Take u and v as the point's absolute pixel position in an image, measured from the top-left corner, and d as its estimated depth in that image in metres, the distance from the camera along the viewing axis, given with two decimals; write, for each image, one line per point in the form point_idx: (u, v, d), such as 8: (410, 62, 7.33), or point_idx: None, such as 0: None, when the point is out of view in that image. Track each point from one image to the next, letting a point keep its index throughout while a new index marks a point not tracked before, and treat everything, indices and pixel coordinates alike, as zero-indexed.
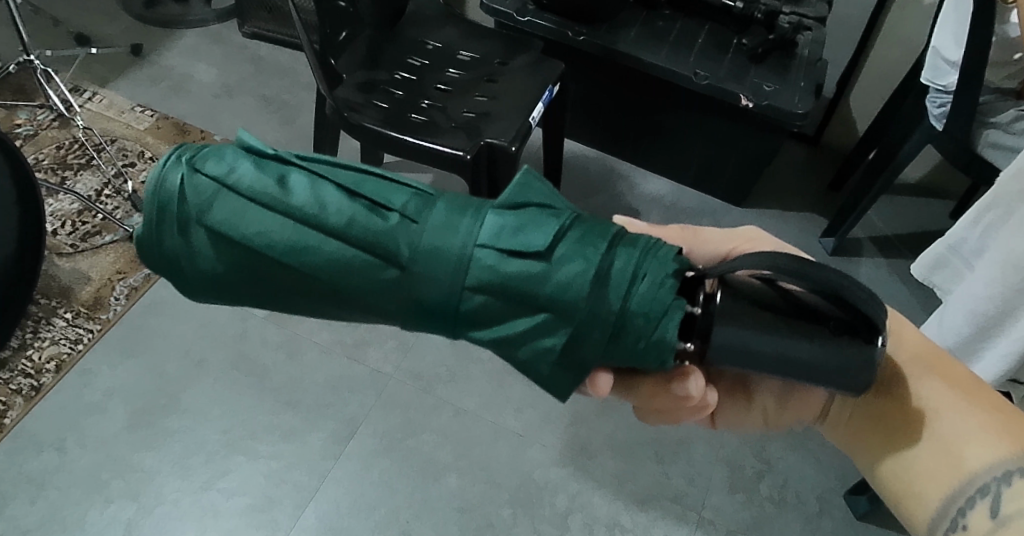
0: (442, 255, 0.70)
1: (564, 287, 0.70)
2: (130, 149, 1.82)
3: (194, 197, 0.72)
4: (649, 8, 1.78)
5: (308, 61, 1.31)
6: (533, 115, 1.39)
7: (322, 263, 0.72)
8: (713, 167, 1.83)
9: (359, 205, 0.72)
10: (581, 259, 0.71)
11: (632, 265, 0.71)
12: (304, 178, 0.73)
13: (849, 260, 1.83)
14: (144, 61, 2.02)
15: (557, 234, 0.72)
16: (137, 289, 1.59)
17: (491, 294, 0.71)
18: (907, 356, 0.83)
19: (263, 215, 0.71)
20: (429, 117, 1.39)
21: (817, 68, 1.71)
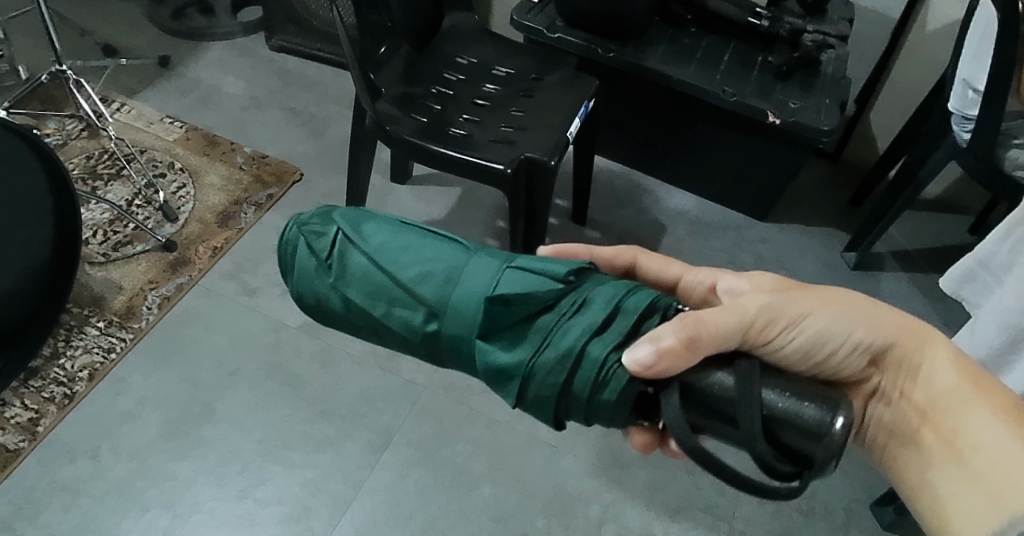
0: (457, 351, 0.66)
1: (546, 396, 0.65)
2: (160, 159, 1.83)
3: (293, 267, 0.72)
4: (675, 26, 1.85)
5: (351, 74, 1.34)
6: (570, 130, 1.42)
7: (375, 340, 0.70)
8: (738, 184, 1.85)
9: (399, 291, 0.67)
10: (565, 368, 0.64)
11: (602, 373, 0.64)
12: (359, 257, 0.69)
13: (871, 276, 1.85)
14: (171, 73, 2.05)
15: (557, 337, 0.65)
16: (169, 299, 1.59)
17: (496, 388, 0.67)
18: (948, 383, 0.82)
19: (330, 290, 0.70)
20: (468, 131, 1.41)
21: (840, 87, 1.75)
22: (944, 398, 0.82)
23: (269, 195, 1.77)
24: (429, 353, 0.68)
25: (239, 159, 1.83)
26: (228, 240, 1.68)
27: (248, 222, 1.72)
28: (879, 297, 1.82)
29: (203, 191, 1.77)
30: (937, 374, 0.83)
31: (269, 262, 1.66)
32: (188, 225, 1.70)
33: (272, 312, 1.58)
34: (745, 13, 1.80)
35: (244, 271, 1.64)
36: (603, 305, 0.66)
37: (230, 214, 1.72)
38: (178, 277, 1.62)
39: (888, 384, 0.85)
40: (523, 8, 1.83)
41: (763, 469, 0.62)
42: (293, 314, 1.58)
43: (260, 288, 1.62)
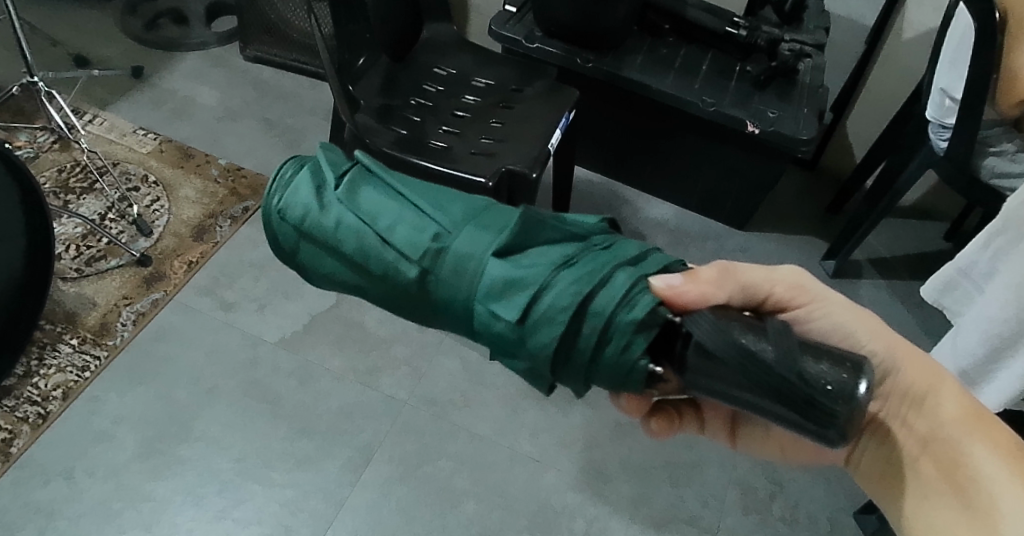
0: (464, 264, 0.68)
1: (560, 306, 0.66)
2: (133, 172, 1.80)
3: (286, 190, 0.72)
4: (653, 36, 1.86)
5: (329, 86, 1.32)
6: (550, 142, 1.41)
7: (366, 259, 0.70)
8: (717, 193, 1.86)
9: (411, 213, 0.70)
10: (586, 283, 0.66)
11: (623, 292, 0.67)
12: (375, 185, 0.73)
13: (850, 283, 1.86)
14: (145, 84, 2.01)
15: (572, 259, 0.68)
16: (144, 315, 1.56)
17: (499, 301, 0.67)
18: (950, 418, 0.84)
19: (331, 209, 0.71)
20: (448, 144, 1.40)
21: (817, 97, 1.76)
22: (949, 431, 0.84)
23: (245, 208, 1.74)
24: (430, 270, 0.68)
25: (214, 171, 1.80)
26: (204, 255, 1.65)
27: (224, 235, 1.69)
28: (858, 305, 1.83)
29: (178, 205, 1.74)
30: (942, 405, 0.85)
31: (246, 276, 1.63)
32: (163, 239, 1.67)
33: (249, 328, 1.56)
34: (723, 23, 1.81)
35: (221, 286, 1.61)
36: (622, 247, 0.70)
37: (205, 228, 1.69)
38: (153, 292, 1.59)
39: (889, 412, 0.88)
40: (501, 18, 1.82)
41: (793, 406, 0.63)
42: (270, 330, 1.55)
43: (236, 303, 1.59)
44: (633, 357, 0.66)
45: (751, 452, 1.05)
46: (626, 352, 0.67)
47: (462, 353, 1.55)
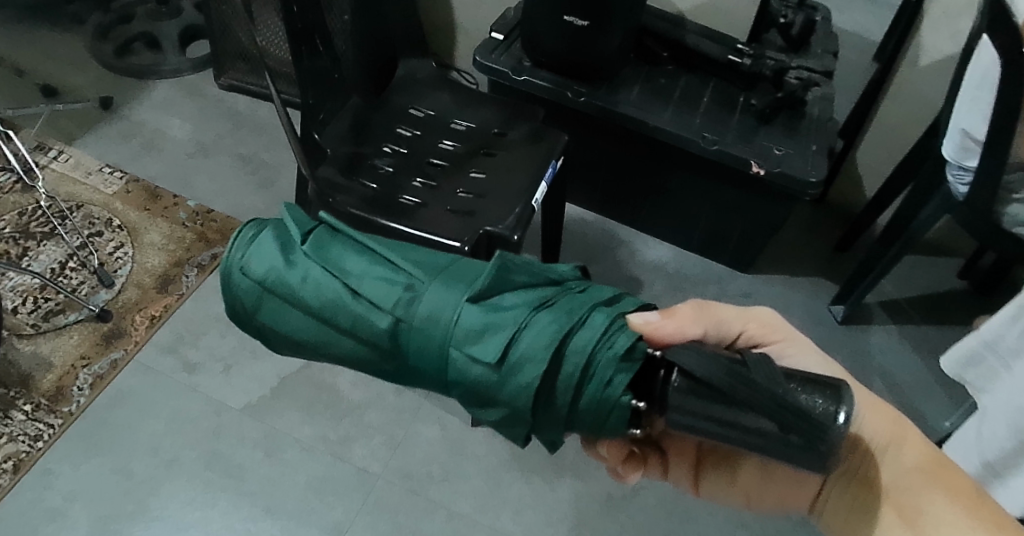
0: (436, 314, 0.70)
1: (538, 347, 0.70)
2: (97, 215, 1.68)
3: (251, 251, 0.74)
4: (651, 64, 1.72)
5: (286, 140, 1.18)
6: (537, 196, 1.26)
7: (340, 312, 0.72)
8: (719, 233, 1.74)
9: (381, 266, 0.73)
10: (561, 323, 0.71)
11: (599, 331, 0.71)
12: (344, 242, 0.75)
13: (861, 330, 1.75)
14: (113, 115, 1.90)
15: (545, 302, 0.72)
16: (103, 377, 1.46)
17: (476, 345, 0.70)
18: (911, 468, 0.85)
19: (300, 266, 0.73)
20: (422, 199, 1.26)
21: (827, 131, 1.64)
22: (909, 478, 0.84)
23: (213, 255, 1.63)
24: (404, 319, 0.71)
25: (182, 214, 1.69)
26: (167, 308, 1.54)
27: (190, 286, 1.57)
28: (868, 354, 1.72)
29: (142, 252, 1.62)
30: (903, 454, 0.85)
31: (212, 333, 1.52)
32: (125, 290, 1.56)
33: (214, 392, 1.45)
34: (726, 51, 1.69)
35: (185, 344, 1.51)
36: (589, 292, 0.75)
37: (170, 278, 1.58)
38: (113, 351, 1.48)
39: (854, 460, 0.87)
40: (486, 47, 1.70)
41: (783, 424, 0.69)
42: (236, 395, 1.45)
43: (201, 364, 1.48)
44: (613, 395, 0.71)
45: (716, 500, 0.97)
46: (605, 389, 0.71)
47: (440, 419, 1.44)
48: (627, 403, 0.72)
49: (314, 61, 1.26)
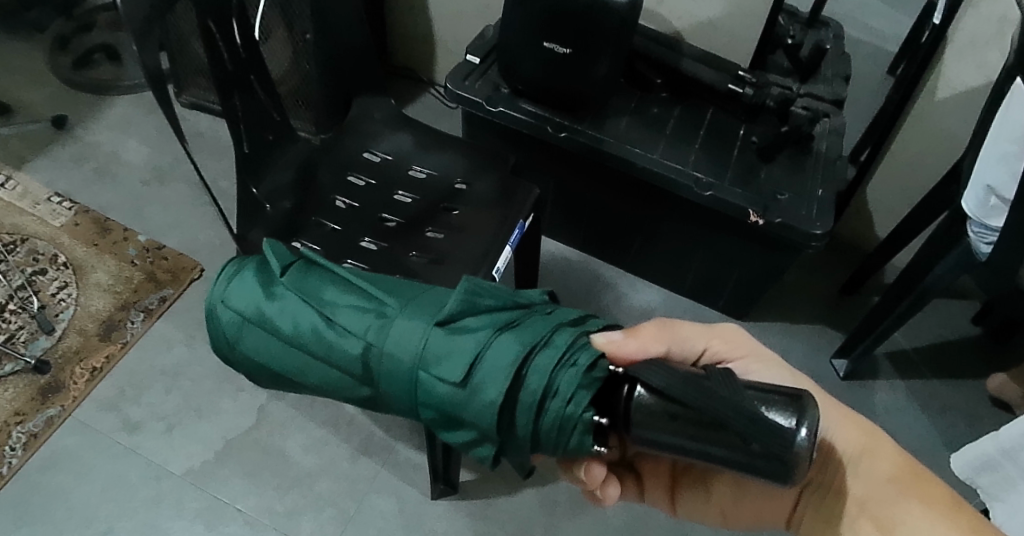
0: (401, 339, 0.73)
1: (499, 365, 0.71)
2: (42, 251, 1.56)
3: (236, 289, 0.80)
4: (642, 91, 1.57)
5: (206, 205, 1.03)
6: (498, 264, 1.13)
7: (315, 340, 0.76)
8: (713, 279, 1.62)
9: (354, 295, 0.77)
10: (521, 340, 0.72)
11: (561, 350, 0.72)
12: (318, 276, 0.80)
13: (864, 387, 1.63)
14: (67, 135, 1.77)
15: (508, 322, 0.73)
16: (36, 437, 1.32)
17: (440, 366, 0.71)
18: (883, 478, 0.88)
19: (280, 299, 0.78)
20: (370, 266, 1.13)
21: (832, 172, 1.49)
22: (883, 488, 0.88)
23: (162, 297, 1.51)
24: (374, 344, 0.74)
25: (133, 250, 1.58)
26: (110, 358, 1.42)
27: (136, 333, 1.46)
28: (872, 412, 1.60)
29: (86, 292, 1.50)
30: (875, 465, 0.89)
31: (155, 387, 1.40)
32: (66, 337, 1.43)
33: (154, 456, 1.33)
34: (725, 80, 1.53)
35: (126, 400, 1.38)
36: (557, 313, 0.76)
37: (115, 324, 1.46)
38: (49, 407, 1.35)
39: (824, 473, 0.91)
40: (460, 73, 1.56)
41: (739, 433, 0.66)
42: (177, 459, 1.33)
43: (142, 423, 1.36)
44: (576, 412, 0.71)
45: (693, 520, 1.02)
46: (568, 407, 0.71)
47: (399, 490, 1.33)
48: (589, 419, 0.71)
49: (244, 103, 1.09)
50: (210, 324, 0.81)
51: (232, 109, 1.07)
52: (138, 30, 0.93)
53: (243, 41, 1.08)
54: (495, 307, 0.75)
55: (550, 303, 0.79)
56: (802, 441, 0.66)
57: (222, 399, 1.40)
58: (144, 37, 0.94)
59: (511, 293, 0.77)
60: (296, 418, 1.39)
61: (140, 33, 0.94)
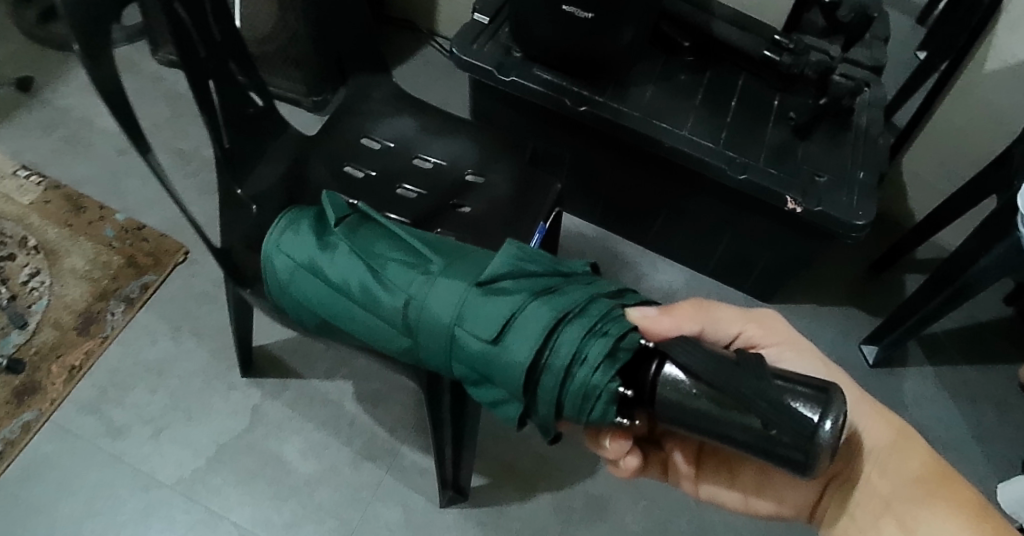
0: (440, 294, 0.76)
1: (529, 329, 0.70)
2: (9, 232, 1.43)
3: (297, 235, 0.88)
4: (668, 55, 1.43)
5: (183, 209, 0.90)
6: None
7: (360, 291, 0.81)
8: (741, 261, 1.51)
9: (404, 253, 0.81)
10: (552, 306, 0.71)
11: (592, 319, 0.70)
12: (373, 231, 0.85)
13: (892, 375, 1.55)
14: (34, 99, 1.62)
15: (547, 289, 0.73)
16: (12, 445, 1.22)
17: (473, 322, 0.73)
18: (910, 478, 0.83)
19: (333, 248, 0.85)
20: None
21: (872, 150, 1.37)
22: (910, 489, 0.82)
23: (143, 284, 1.40)
24: (415, 297, 0.78)
25: (110, 231, 1.46)
26: (89, 355, 1.31)
27: (116, 327, 1.35)
28: (901, 403, 1.52)
29: (60, 280, 1.39)
30: (904, 463, 0.84)
31: (139, 387, 1.30)
32: (39, 332, 1.32)
33: (141, 463, 1.24)
34: (760, 45, 1.39)
35: (109, 402, 1.28)
36: (604, 284, 0.76)
37: (93, 317, 1.35)
38: (24, 412, 1.25)
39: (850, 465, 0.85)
40: (468, 35, 1.41)
41: (764, 419, 0.65)
42: (166, 467, 1.24)
43: (128, 427, 1.26)
44: (599, 381, 0.68)
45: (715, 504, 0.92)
46: (594, 375, 0.69)
47: (405, 498, 1.25)
48: (615, 388, 0.69)
49: (222, 90, 1.00)
50: (266, 266, 0.89)
51: (211, 98, 0.98)
52: (87, 33, 0.80)
53: (219, 24, 1.00)
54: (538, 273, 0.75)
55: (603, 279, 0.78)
56: (826, 432, 0.65)
57: (213, 399, 1.30)
58: (93, 43, 0.80)
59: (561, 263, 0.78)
60: (293, 419, 1.29)
61: (90, 36, 0.80)
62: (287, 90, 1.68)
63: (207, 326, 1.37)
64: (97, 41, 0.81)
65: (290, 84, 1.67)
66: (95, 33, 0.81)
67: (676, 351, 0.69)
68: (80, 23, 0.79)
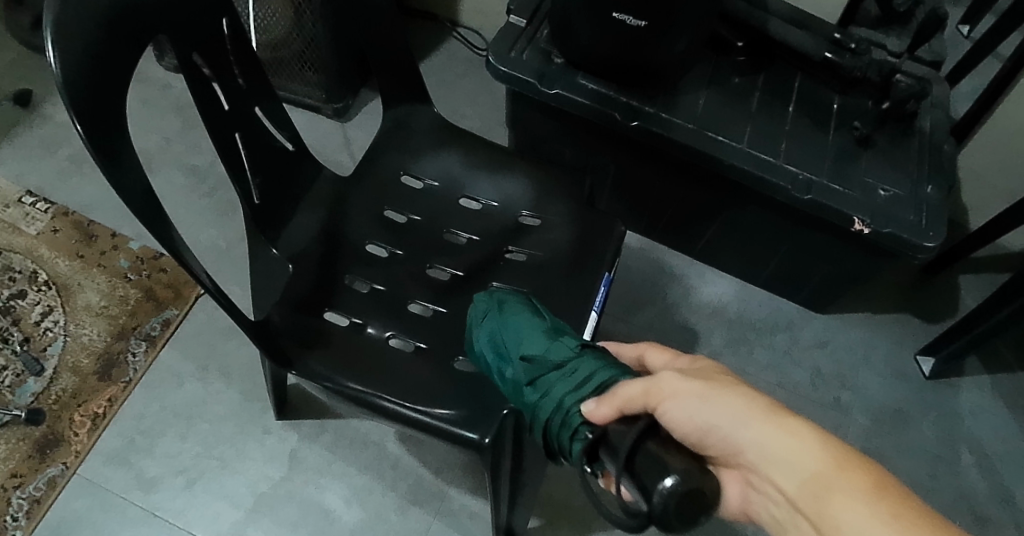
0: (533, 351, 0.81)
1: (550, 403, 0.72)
2: (18, 268, 1.37)
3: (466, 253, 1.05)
4: (719, 55, 1.32)
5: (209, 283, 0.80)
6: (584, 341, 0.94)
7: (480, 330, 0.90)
8: (795, 274, 1.44)
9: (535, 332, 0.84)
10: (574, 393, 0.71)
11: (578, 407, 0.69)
12: (517, 296, 0.91)
13: (949, 387, 1.45)
14: (35, 114, 1.54)
15: (588, 381, 0.71)
16: (39, 503, 1.19)
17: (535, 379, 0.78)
18: (807, 470, 0.64)
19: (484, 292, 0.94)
20: (426, 339, 0.94)
21: (939, 157, 1.27)
22: (820, 477, 0.63)
23: (165, 321, 1.35)
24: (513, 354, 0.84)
25: (124, 261, 1.40)
26: (113, 402, 1.27)
27: (138, 370, 1.30)
28: (958, 416, 1.43)
29: (76, 319, 1.34)
30: (800, 455, 0.64)
31: (167, 435, 1.26)
32: (58, 378, 1.28)
33: (175, 518, 1.20)
34: (821, 46, 1.29)
35: (137, 452, 1.24)
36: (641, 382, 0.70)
37: (113, 359, 1.31)
38: (48, 467, 1.22)
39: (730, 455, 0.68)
40: (505, 41, 1.31)
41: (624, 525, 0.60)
42: (202, 521, 1.21)
43: (159, 479, 1.23)
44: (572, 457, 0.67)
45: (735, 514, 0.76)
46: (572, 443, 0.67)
47: None
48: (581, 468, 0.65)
49: (250, 142, 0.91)
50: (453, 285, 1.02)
51: (239, 155, 0.90)
52: (93, 110, 0.68)
53: (244, 68, 0.90)
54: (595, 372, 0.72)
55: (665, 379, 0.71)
56: (661, 490, 0.55)
57: (248, 444, 1.27)
58: (101, 121, 0.68)
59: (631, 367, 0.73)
60: (333, 464, 1.27)
61: (95, 113, 0.68)
62: (304, 96, 1.57)
63: (236, 366, 1.33)
64: (105, 117, 0.69)
65: (308, 90, 1.56)
66: (102, 110, 0.69)
67: (610, 430, 0.63)
68: (84, 101, 0.67)
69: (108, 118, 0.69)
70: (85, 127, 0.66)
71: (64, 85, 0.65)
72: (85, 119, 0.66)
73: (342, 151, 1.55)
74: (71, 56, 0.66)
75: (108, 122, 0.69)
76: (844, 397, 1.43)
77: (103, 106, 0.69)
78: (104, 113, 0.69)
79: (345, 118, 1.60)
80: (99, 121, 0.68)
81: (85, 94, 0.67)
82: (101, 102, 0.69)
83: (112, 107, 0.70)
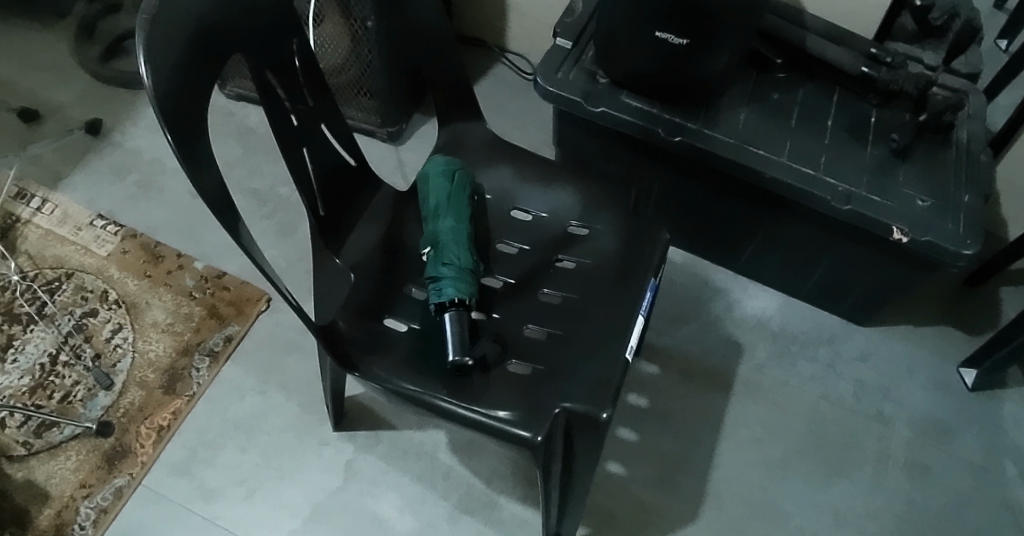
0: (444, 251, 0.98)
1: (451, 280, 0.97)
2: (90, 287, 1.49)
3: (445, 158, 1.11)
4: (760, 73, 1.37)
5: (284, 292, 0.85)
6: (631, 345, 0.97)
7: (426, 214, 1.02)
8: (841, 287, 1.46)
9: (450, 237, 0.99)
10: (464, 288, 0.96)
11: (461, 292, 0.95)
12: (449, 187, 1.03)
13: (992, 398, 1.45)
14: (104, 142, 1.67)
15: (463, 290, 0.95)
16: (106, 512, 1.27)
17: (438, 265, 0.97)
18: None
19: (434, 181, 1.03)
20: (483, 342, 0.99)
21: (977, 168, 1.29)
22: None
23: (227, 336, 1.44)
24: (433, 247, 0.99)
25: (189, 279, 1.50)
26: (176, 414, 1.36)
27: (201, 384, 1.40)
28: (1001, 428, 1.42)
29: (143, 335, 1.44)
30: None
31: (230, 447, 1.35)
32: (128, 392, 1.38)
33: (234, 526, 1.28)
34: (858, 61, 1.33)
35: (199, 463, 1.33)
36: (463, 289, 0.96)
37: (178, 374, 1.40)
38: (115, 477, 1.31)
39: None
40: (551, 63, 1.37)
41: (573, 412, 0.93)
42: (261, 530, 1.28)
43: (220, 489, 1.31)
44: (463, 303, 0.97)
45: None
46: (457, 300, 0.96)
47: None
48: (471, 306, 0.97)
49: (317, 159, 0.99)
50: (426, 163, 1.08)
51: (306, 171, 0.97)
52: (178, 123, 0.75)
53: (312, 88, 0.97)
54: (447, 289, 0.95)
55: (468, 291, 0.96)
56: (565, 407, 0.93)
57: (306, 456, 1.34)
58: (185, 135, 0.75)
59: (450, 287, 0.95)
60: (387, 474, 1.33)
61: (180, 127, 0.75)
62: (360, 120, 1.65)
63: (292, 379, 1.41)
64: (187, 129, 0.76)
65: (362, 114, 1.64)
66: (184, 125, 0.75)
67: (552, 343, 0.99)
68: (171, 115, 0.74)
69: (190, 132, 0.76)
70: (174, 138, 0.73)
71: (156, 101, 0.72)
72: (173, 131, 0.74)
73: (396, 172, 1.62)
74: (161, 75, 0.73)
75: (189, 135, 0.76)
76: (887, 409, 1.43)
77: (186, 120, 0.76)
78: (186, 127, 0.76)
79: (399, 141, 1.67)
80: (182, 135, 0.75)
81: (172, 110, 0.74)
82: (185, 117, 0.76)
83: (193, 121, 0.77)
